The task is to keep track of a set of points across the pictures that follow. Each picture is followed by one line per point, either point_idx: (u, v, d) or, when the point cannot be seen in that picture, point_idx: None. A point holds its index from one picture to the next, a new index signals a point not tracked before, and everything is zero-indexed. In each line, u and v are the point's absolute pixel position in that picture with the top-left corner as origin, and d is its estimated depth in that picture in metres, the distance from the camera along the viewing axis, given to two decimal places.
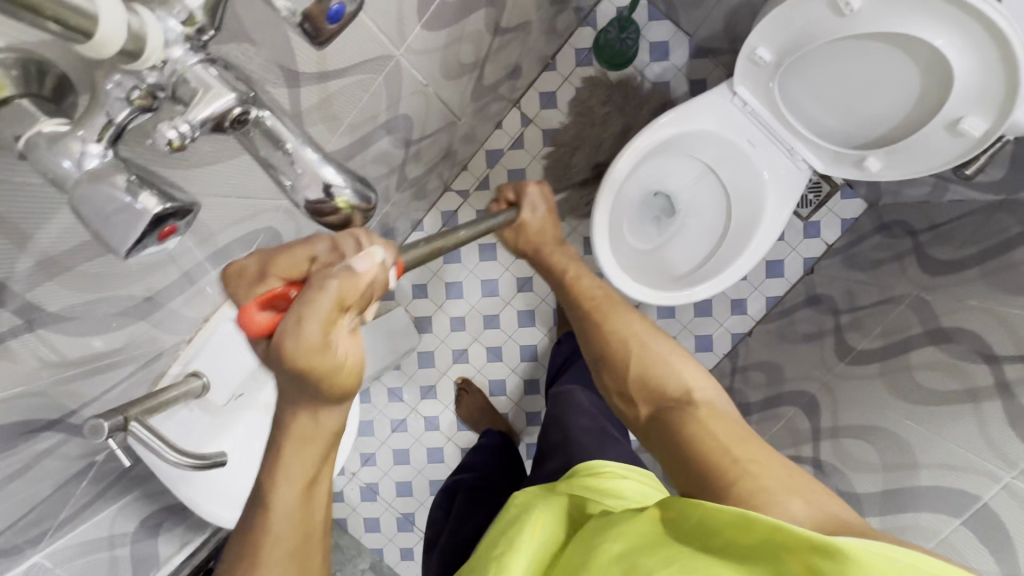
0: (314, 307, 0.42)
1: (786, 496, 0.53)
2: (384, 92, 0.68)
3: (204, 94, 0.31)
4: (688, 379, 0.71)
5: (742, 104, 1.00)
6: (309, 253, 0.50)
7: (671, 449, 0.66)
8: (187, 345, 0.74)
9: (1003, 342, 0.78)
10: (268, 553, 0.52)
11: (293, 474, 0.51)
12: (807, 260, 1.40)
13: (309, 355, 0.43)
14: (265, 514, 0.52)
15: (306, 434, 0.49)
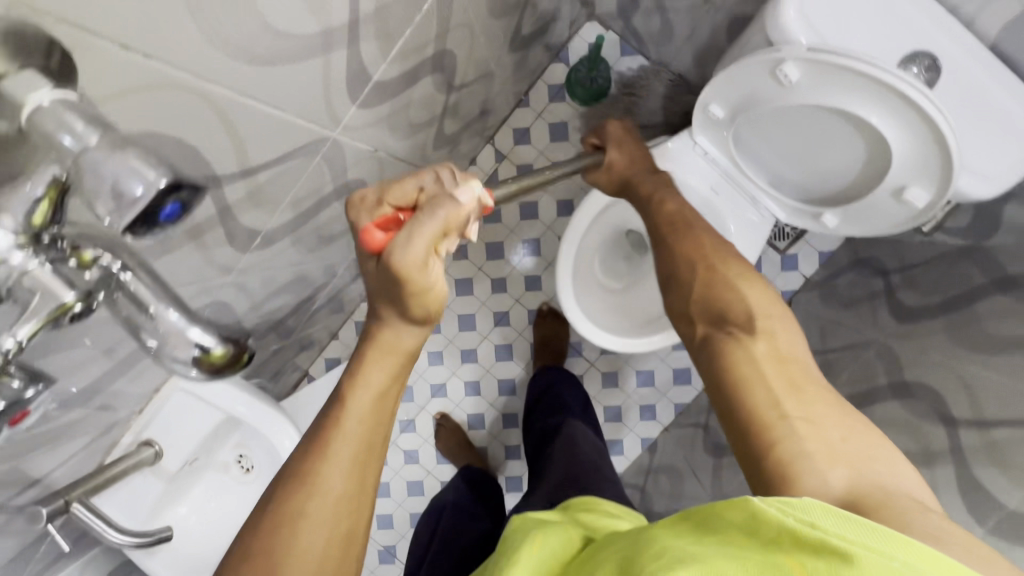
0: (423, 229, 0.45)
1: (829, 464, 0.48)
2: (325, 168, 0.68)
3: (41, 298, 0.28)
4: (751, 301, 0.63)
5: (703, 152, 0.98)
6: (417, 184, 0.51)
7: (716, 379, 0.59)
8: (139, 415, 0.75)
9: (961, 405, 0.77)
10: (338, 453, 0.50)
11: (372, 377, 0.52)
12: (785, 293, 1.39)
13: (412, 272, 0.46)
14: (341, 411, 0.51)
15: (392, 346, 0.52)
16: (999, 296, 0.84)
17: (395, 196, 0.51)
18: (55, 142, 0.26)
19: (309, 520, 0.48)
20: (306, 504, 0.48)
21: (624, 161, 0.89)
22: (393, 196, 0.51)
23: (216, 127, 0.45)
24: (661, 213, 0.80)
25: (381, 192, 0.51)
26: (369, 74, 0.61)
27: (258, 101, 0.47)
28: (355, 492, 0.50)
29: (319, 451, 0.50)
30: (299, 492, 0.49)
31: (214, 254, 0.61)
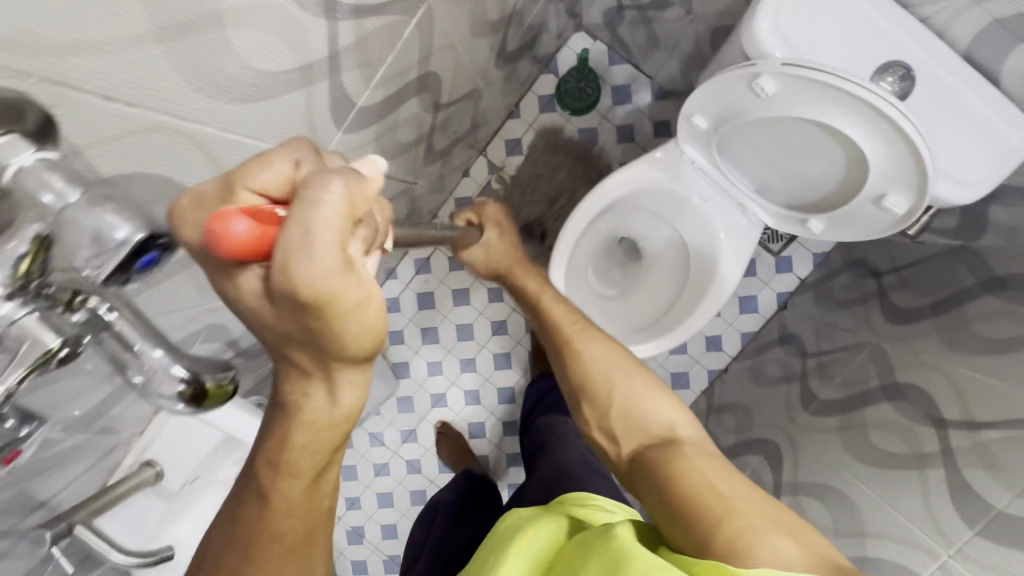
0: (321, 217, 0.29)
1: (775, 536, 0.52)
2: None
3: (27, 347, 0.29)
4: (657, 410, 0.73)
5: (691, 162, 1.00)
6: (291, 160, 0.34)
7: (652, 483, 0.64)
8: (141, 435, 0.77)
9: (952, 407, 0.78)
10: (274, 544, 0.51)
11: (300, 464, 0.48)
12: (780, 295, 1.41)
13: (326, 285, 0.31)
14: (270, 502, 0.50)
15: (324, 423, 0.44)
16: (989, 297, 0.85)
17: (261, 180, 0.33)
18: (35, 201, 0.28)
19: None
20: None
21: (499, 248, 1.01)
22: (255, 177, 0.33)
23: (202, 163, 0.47)
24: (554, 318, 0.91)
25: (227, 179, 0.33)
26: (352, 100, 0.63)
27: (242, 135, 0.49)
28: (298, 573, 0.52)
29: (248, 549, 0.51)
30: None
31: (207, 281, 0.62)
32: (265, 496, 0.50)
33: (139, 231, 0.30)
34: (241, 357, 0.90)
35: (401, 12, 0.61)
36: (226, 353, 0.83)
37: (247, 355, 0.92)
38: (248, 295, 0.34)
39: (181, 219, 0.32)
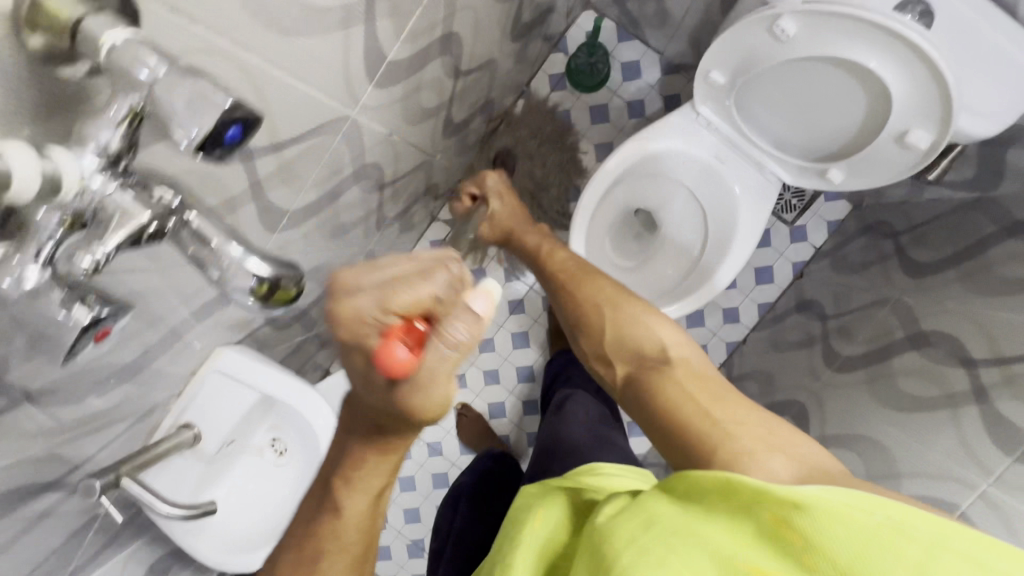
0: (443, 366, 0.38)
1: (769, 457, 0.53)
2: (345, 147, 0.72)
3: (120, 218, 0.32)
4: (652, 335, 0.74)
5: (706, 123, 1.02)
6: (436, 290, 0.39)
7: (645, 402, 0.66)
8: (179, 397, 0.77)
9: (980, 346, 0.78)
10: (336, 555, 0.55)
11: (368, 485, 0.51)
12: (796, 265, 1.41)
13: (435, 411, 0.40)
14: (338, 520, 0.53)
15: (389, 453, 0.48)
16: (1011, 241, 0.86)
17: (401, 299, 0.37)
18: (133, 75, 0.29)
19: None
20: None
21: (504, 213, 1.15)
22: (398, 299, 0.37)
23: (250, 97, 0.48)
24: (555, 266, 0.98)
25: (372, 288, 0.38)
26: (383, 53, 0.65)
27: (285, 71, 0.50)
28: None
29: (313, 559, 0.55)
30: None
31: (247, 233, 0.64)
32: (335, 513, 0.53)
33: (228, 100, 0.30)
34: (271, 325, 0.91)
35: None
36: (258, 318, 0.84)
37: (276, 324, 0.93)
38: (365, 391, 0.41)
39: (340, 312, 0.37)
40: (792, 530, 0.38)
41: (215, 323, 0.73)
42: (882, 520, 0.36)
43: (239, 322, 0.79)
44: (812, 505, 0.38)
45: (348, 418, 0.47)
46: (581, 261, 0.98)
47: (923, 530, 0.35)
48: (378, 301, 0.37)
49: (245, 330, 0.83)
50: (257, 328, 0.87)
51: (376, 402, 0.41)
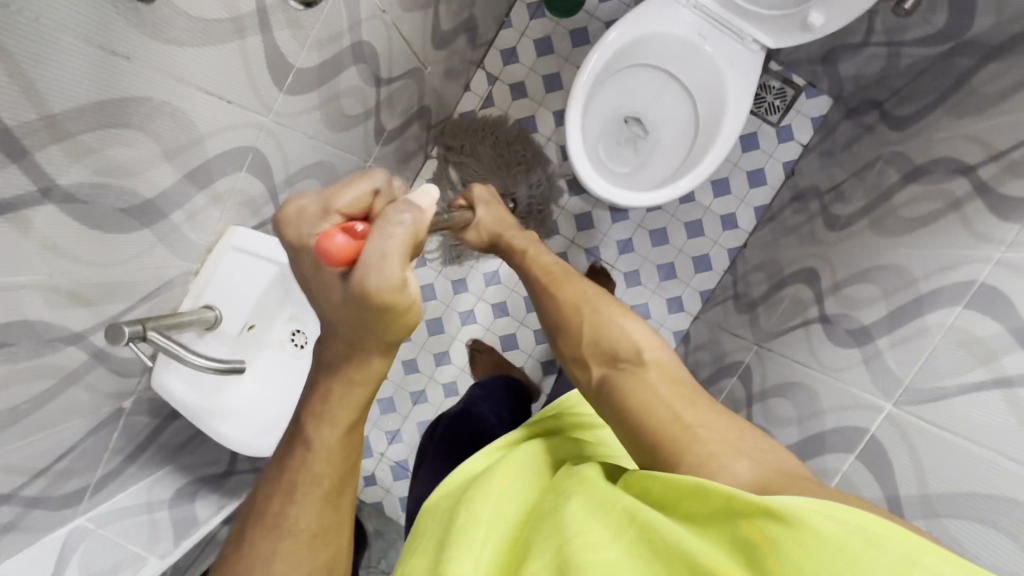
0: (393, 245, 0.47)
1: (734, 459, 0.53)
2: (343, 5, 0.73)
3: None
4: (625, 335, 0.75)
5: (687, 1, 1.04)
6: (371, 187, 0.55)
7: (616, 403, 0.68)
8: (197, 276, 0.76)
9: (977, 153, 0.80)
10: (303, 494, 0.57)
11: (335, 415, 0.56)
12: (786, 164, 1.45)
13: (388, 294, 0.48)
14: (308, 452, 0.57)
15: (359, 377, 0.55)
16: (993, 65, 0.89)
17: (344, 201, 0.55)
18: None
19: (288, 556, 0.56)
20: (282, 538, 0.56)
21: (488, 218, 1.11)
22: (341, 201, 0.55)
23: None
24: (533, 270, 0.97)
25: (323, 201, 0.55)
26: None
27: None
28: (324, 524, 0.57)
29: (288, 492, 0.57)
30: (275, 528, 0.56)
31: (256, 75, 0.65)
32: (307, 443, 0.57)
33: None
34: None
35: None
36: (268, 206, 0.85)
37: None
38: (330, 293, 0.51)
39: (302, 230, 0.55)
40: (764, 538, 0.36)
41: (225, 189, 0.72)
42: (858, 529, 0.34)
43: (250, 201, 0.79)
44: (789, 517, 0.35)
45: (328, 348, 0.55)
46: (567, 268, 0.97)
47: (902, 548, 0.32)
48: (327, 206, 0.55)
49: (256, 215, 0.83)
50: (267, 220, 0.87)
51: (337, 301, 0.51)
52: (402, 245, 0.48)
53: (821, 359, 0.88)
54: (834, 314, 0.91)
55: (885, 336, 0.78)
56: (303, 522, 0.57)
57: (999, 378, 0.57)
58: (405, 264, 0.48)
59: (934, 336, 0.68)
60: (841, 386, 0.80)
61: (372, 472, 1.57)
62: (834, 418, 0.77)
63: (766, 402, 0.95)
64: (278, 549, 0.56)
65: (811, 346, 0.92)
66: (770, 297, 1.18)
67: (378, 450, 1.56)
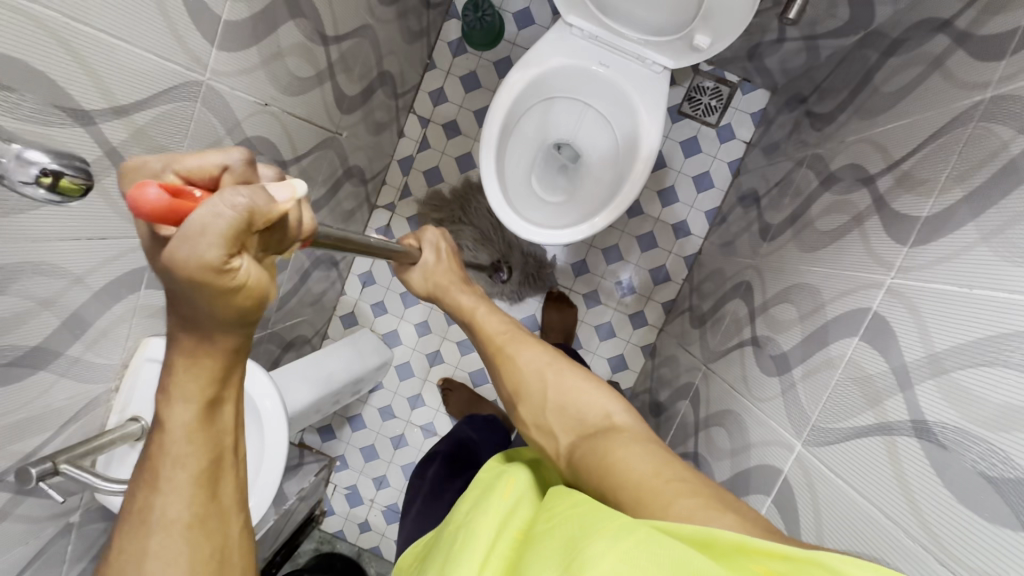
0: (218, 225, 0.31)
1: (715, 512, 0.46)
2: (211, 116, 0.75)
3: None
4: (593, 400, 0.65)
5: (580, 32, 1.03)
6: (222, 162, 0.37)
7: (591, 474, 0.56)
8: (118, 392, 0.80)
9: (876, 162, 0.78)
10: (170, 481, 0.41)
11: (186, 394, 0.39)
12: (731, 163, 1.42)
13: (200, 279, 0.32)
14: (161, 434, 0.40)
15: (201, 347, 0.37)
16: (892, 60, 0.86)
17: (189, 167, 0.37)
18: None
19: (155, 556, 0.40)
20: (147, 537, 0.40)
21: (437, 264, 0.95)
22: (186, 164, 0.37)
23: (59, 54, 0.51)
24: (486, 330, 0.82)
25: (169, 160, 0.37)
26: (215, 14, 0.68)
27: (98, 30, 0.54)
28: (203, 516, 0.42)
29: (153, 480, 0.41)
30: (142, 524, 0.40)
31: (125, 206, 0.67)
32: (159, 425, 0.40)
33: None
34: None
35: None
36: None
37: None
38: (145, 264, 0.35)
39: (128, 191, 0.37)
40: None
41: (128, 308, 0.75)
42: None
43: (162, 309, 0.83)
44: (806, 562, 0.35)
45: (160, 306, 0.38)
46: (518, 327, 0.84)
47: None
48: (171, 164, 0.37)
49: None
50: None
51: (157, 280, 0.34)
52: (228, 229, 0.31)
53: (750, 387, 0.86)
54: (761, 336, 0.89)
55: (799, 364, 0.75)
56: (173, 516, 0.41)
57: (883, 424, 0.55)
58: (230, 248, 0.32)
59: (835, 371, 0.66)
60: (765, 419, 0.78)
61: (365, 519, 1.59)
62: (758, 454, 0.76)
63: (708, 431, 0.93)
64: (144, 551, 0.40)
65: (744, 370, 0.91)
66: (717, 311, 1.16)
67: (368, 497, 1.59)
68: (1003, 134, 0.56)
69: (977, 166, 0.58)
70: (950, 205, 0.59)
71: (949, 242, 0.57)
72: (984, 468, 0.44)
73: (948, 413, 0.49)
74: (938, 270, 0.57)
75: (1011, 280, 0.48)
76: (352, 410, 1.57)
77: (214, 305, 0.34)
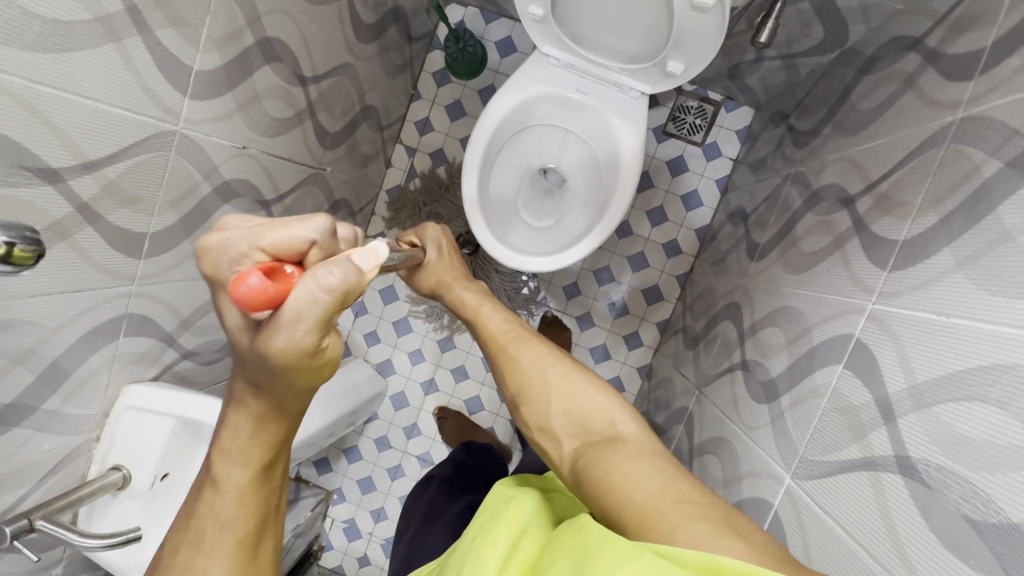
0: (315, 311, 0.36)
1: (722, 539, 0.43)
2: (187, 163, 0.76)
3: None
4: (598, 407, 0.62)
5: (557, 61, 1.04)
6: (305, 234, 0.39)
7: (593, 488, 0.53)
8: (99, 442, 0.79)
9: (855, 182, 0.77)
10: (213, 543, 0.43)
11: (248, 452, 0.43)
12: (719, 181, 1.42)
13: (297, 359, 0.38)
14: (216, 494, 0.44)
15: (268, 412, 0.42)
16: (867, 78, 0.86)
17: (274, 242, 0.39)
18: None
19: None
20: None
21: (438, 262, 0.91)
22: (272, 241, 0.39)
23: (25, 117, 0.52)
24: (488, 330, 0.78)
25: (253, 237, 0.39)
26: (186, 65, 0.69)
27: (62, 90, 0.55)
28: None
29: (195, 541, 0.43)
30: None
31: (100, 258, 0.67)
32: (213, 484, 0.44)
33: None
34: (187, 360, 0.94)
35: None
36: (167, 352, 0.88)
37: (194, 359, 0.96)
38: (236, 340, 0.40)
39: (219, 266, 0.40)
40: None
41: (107, 356, 0.75)
42: None
43: (143, 355, 0.83)
44: None
45: (232, 375, 0.43)
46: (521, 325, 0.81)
47: None
48: (255, 241, 0.39)
49: (155, 364, 0.86)
50: (172, 363, 0.90)
51: (245, 358, 0.40)
52: (322, 313, 0.37)
53: (741, 414, 0.84)
54: (750, 360, 0.87)
55: (786, 391, 0.74)
56: None
57: (868, 459, 0.54)
58: (322, 330, 0.38)
59: (822, 400, 0.64)
60: (755, 449, 0.76)
61: (363, 553, 1.56)
62: (749, 486, 0.74)
63: (701, 459, 0.91)
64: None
65: (734, 396, 0.89)
66: (709, 332, 1.14)
67: (366, 530, 1.56)
68: (974, 156, 0.55)
69: (950, 190, 0.57)
70: (926, 228, 0.58)
71: (927, 268, 0.56)
72: (968, 511, 0.42)
73: (932, 450, 0.47)
74: (917, 297, 0.56)
75: (989, 309, 0.47)
76: (348, 441, 1.55)
77: (298, 375, 0.40)
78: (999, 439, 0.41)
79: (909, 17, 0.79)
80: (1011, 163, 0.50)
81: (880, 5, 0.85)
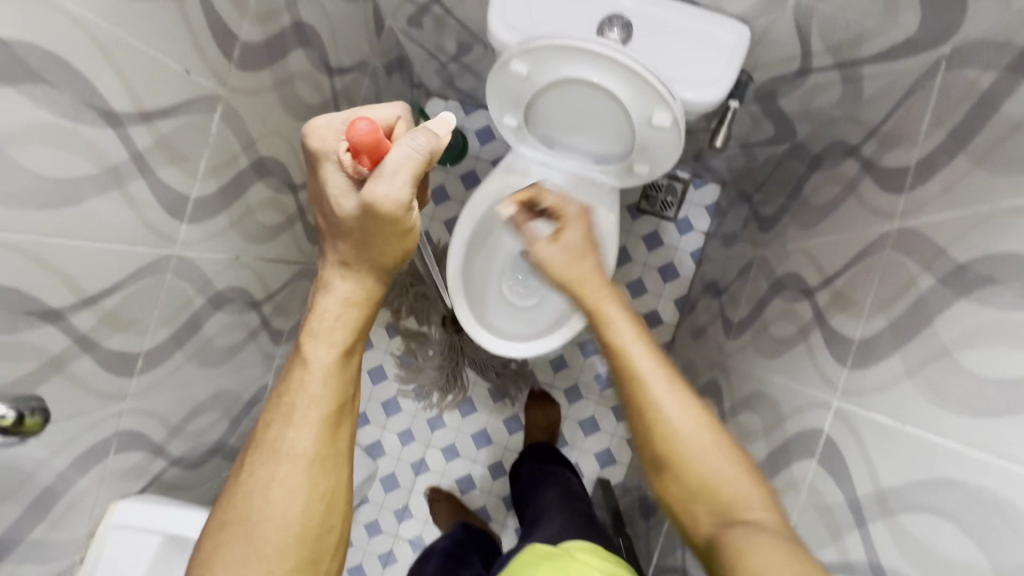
0: (409, 165, 0.47)
1: None
2: (182, 282, 0.79)
3: None
4: (748, 495, 0.51)
5: (532, 159, 1.12)
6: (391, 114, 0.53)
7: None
8: (82, 565, 0.78)
9: (813, 274, 0.83)
10: (302, 417, 0.52)
11: (334, 335, 0.53)
12: (693, 253, 1.49)
13: (392, 210, 0.48)
14: (306, 373, 0.52)
15: (354, 297, 0.53)
16: (817, 174, 0.93)
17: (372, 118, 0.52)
18: None
19: (283, 482, 0.50)
20: (278, 467, 0.50)
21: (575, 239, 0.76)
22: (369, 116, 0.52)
23: (31, 268, 0.55)
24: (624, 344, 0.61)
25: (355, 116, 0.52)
26: (184, 195, 0.74)
27: (67, 238, 0.58)
28: (326, 452, 0.52)
29: (287, 413, 0.52)
30: (271, 458, 0.51)
31: (94, 383, 0.69)
32: (304, 363, 0.53)
33: None
34: (174, 467, 0.93)
35: (206, 108, 0.72)
36: (156, 461, 0.88)
37: (181, 465, 0.95)
38: (338, 205, 0.50)
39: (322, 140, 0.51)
40: None
41: (96, 475, 0.75)
42: None
43: (132, 469, 0.83)
44: None
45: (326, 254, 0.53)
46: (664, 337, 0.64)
47: None
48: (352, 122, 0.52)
49: (142, 476, 0.86)
50: (159, 472, 0.90)
51: (346, 220, 0.50)
52: (415, 166, 0.48)
53: None
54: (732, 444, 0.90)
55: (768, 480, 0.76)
56: (299, 451, 0.51)
57: (846, 563, 0.56)
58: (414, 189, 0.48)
59: (800, 495, 0.66)
60: None
61: None
62: None
63: None
64: (276, 474, 0.50)
65: None
66: None
67: None
68: (911, 268, 0.61)
69: (894, 296, 0.62)
70: (877, 331, 0.63)
71: (879, 372, 0.60)
72: None
73: (902, 561, 0.49)
74: (874, 400, 0.59)
75: (936, 421, 0.50)
76: None
77: (386, 235, 0.50)
78: (958, 557, 0.44)
79: (846, 124, 0.88)
80: (942, 280, 0.55)
81: (820, 111, 0.94)
